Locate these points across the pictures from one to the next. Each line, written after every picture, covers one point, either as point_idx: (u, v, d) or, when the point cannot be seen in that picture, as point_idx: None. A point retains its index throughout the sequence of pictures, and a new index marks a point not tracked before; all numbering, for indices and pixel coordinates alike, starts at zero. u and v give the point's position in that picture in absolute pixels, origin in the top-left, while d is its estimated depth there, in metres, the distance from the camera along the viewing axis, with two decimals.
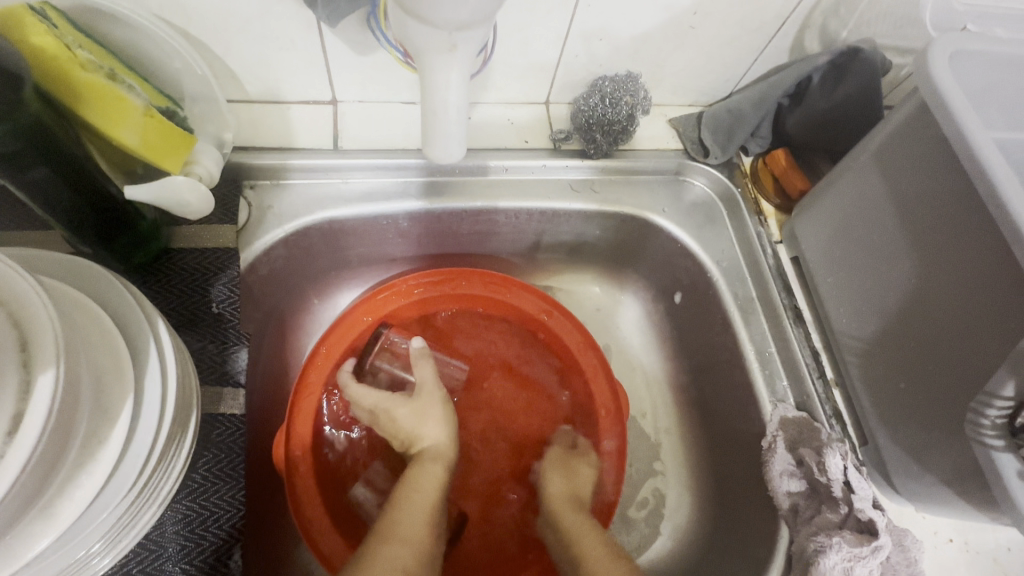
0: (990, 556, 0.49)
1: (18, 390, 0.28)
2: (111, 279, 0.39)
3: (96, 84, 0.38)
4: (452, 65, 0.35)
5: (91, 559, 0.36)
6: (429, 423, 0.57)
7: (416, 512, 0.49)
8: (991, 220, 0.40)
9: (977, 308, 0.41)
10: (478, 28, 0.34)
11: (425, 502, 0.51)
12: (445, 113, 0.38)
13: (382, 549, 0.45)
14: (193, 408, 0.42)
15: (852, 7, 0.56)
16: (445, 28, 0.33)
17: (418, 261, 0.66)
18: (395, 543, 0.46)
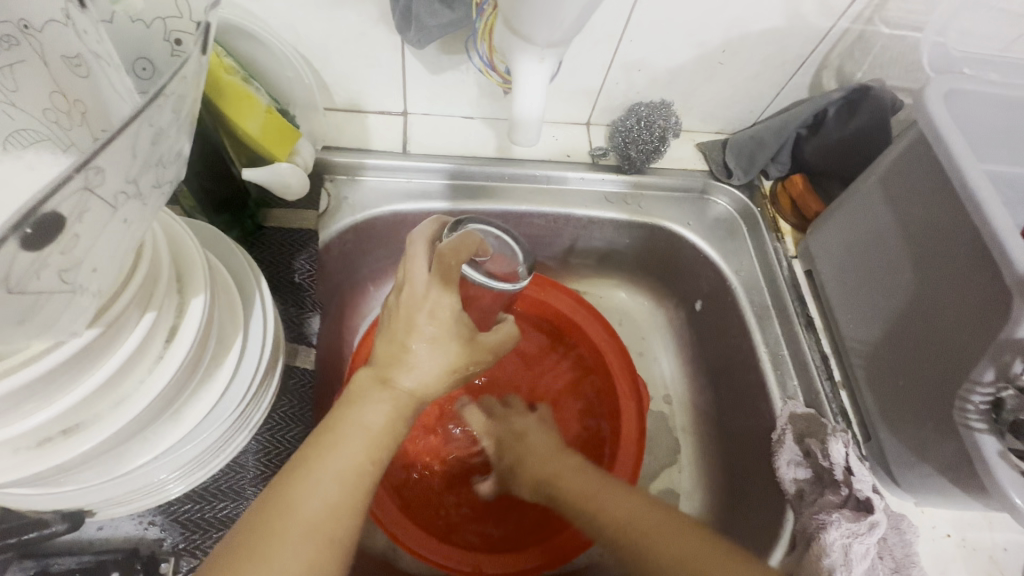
0: (987, 554, 0.53)
1: (177, 308, 0.36)
2: (228, 244, 0.48)
3: (235, 85, 0.47)
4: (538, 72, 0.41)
5: (169, 482, 0.42)
6: (434, 351, 0.42)
7: (330, 476, 0.37)
8: (968, 233, 0.45)
9: (960, 310, 0.45)
10: (564, 47, 0.39)
11: (343, 459, 0.37)
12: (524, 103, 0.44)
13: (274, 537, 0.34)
14: (279, 358, 0.50)
15: (866, 52, 0.63)
16: (539, 44, 0.38)
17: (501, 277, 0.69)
18: (291, 531, 0.34)
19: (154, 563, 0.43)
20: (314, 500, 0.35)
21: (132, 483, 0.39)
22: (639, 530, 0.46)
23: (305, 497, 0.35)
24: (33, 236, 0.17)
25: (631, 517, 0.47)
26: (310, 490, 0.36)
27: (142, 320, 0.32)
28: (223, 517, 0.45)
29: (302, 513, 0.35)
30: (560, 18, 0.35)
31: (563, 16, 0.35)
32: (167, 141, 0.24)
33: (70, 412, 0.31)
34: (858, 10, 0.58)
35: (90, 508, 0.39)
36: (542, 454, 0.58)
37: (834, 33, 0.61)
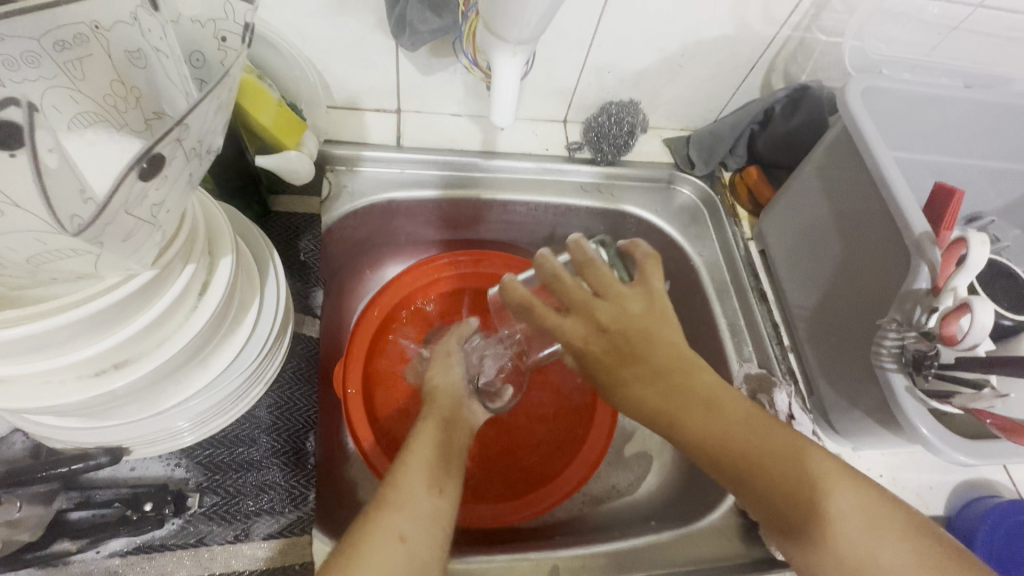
0: (915, 491, 0.60)
1: (208, 266, 0.42)
2: (245, 219, 0.54)
3: (251, 82, 0.53)
4: (512, 68, 0.46)
5: (193, 425, 0.48)
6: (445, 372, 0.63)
7: (417, 473, 0.48)
8: (880, 207, 0.53)
9: (874, 274, 0.54)
10: (532, 44, 0.45)
11: (423, 460, 0.49)
12: (503, 95, 0.48)
13: (381, 518, 0.44)
14: (289, 323, 0.56)
15: (807, 56, 0.72)
16: (512, 42, 0.43)
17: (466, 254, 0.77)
18: (394, 512, 0.44)
19: (182, 498, 0.48)
20: (411, 494, 0.46)
21: (165, 422, 0.45)
22: (727, 446, 0.44)
23: (401, 492, 0.46)
24: (146, 170, 0.23)
25: (730, 436, 0.45)
26: (407, 488, 0.46)
27: (183, 271, 0.38)
28: (240, 461, 0.51)
29: (407, 506, 0.45)
30: (528, 19, 0.41)
31: (528, 17, 0.41)
32: (219, 116, 0.31)
33: (125, 346, 0.37)
34: (796, 20, 0.67)
35: (127, 445, 0.45)
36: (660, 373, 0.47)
37: (778, 40, 0.69)
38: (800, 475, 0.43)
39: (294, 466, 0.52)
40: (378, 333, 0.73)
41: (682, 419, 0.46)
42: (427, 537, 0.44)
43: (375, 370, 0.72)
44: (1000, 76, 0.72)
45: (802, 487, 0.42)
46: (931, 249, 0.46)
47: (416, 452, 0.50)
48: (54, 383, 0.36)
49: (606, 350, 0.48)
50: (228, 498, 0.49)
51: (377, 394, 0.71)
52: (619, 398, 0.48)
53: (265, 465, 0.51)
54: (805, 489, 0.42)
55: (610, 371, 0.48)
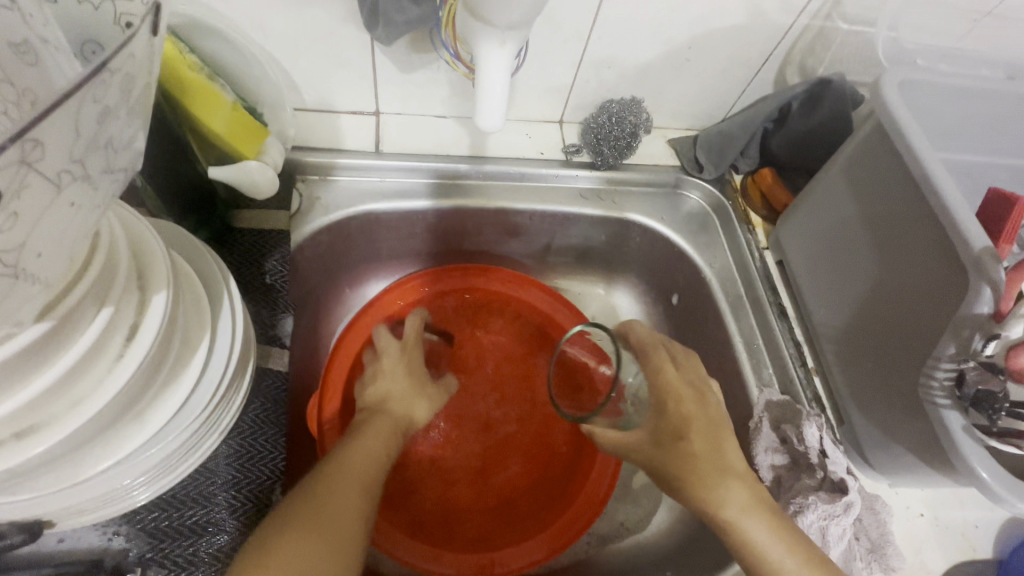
0: (960, 531, 0.54)
1: (137, 304, 0.35)
2: (195, 241, 0.47)
3: (201, 82, 0.46)
4: (501, 61, 0.39)
5: (132, 489, 0.40)
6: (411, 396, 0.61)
7: (347, 483, 0.45)
8: (928, 217, 0.46)
9: (919, 292, 0.47)
10: (524, 30, 0.38)
11: (355, 469, 0.47)
12: (492, 91, 0.41)
13: (294, 524, 0.39)
14: (249, 359, 0.49)
15: (827, 47, 0.65)
16: (499, 28, 0.36)
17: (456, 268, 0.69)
18: (316, 520, 0.40)
19: (120, 574, 0.41)
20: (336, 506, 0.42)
21: (93, 489, 0.38)
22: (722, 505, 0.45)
23: (327, 498, 0.43)
24: None
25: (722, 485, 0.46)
26: (332, 495, 0.43)
27: (98, 315, 0.31)
28: (192, 524, 0.44)
29: (323, 530, 0.40)
30: None
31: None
32: (118, 122, 0.24)
33: (22, 413, 0.29)
34: (816, 6, 0.60)
35: (48, 518, 0.37)
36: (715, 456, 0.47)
37: (795, 30, 0.63)
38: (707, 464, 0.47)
39: (256, 526, 0.45)
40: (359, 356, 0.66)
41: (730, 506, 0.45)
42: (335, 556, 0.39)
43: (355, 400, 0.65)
44: None
45: (700, 484, 0.46)
46: (994, 268, 0.39)
47: (349, 462, 0.48)
48: None
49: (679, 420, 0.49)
50: (177, 571, 0.42)
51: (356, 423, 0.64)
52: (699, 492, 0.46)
53: (222, 527, 0.44)
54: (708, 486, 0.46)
55: (699, 447, 0.47)
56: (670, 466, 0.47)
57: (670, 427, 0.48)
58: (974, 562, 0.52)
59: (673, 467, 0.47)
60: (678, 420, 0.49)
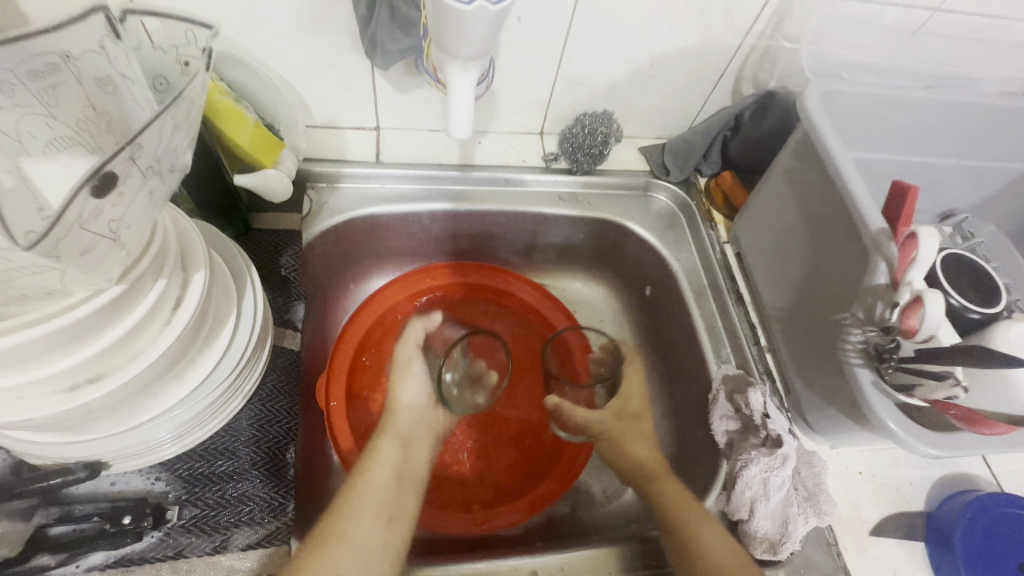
0: (895, 488, 0.60)
1: (182, 281, 0.43)
2: (222, 236, 0.56)
3: (228, 104, 0.55)
4: (466, 83, 0.47)
5: (172, 438, 0.48)
6: (408, 381, 0.64)
7: (365, 508, 0.51)
8: (841, 206, 0.54)
9: (838, 271, 0.55)
10: (483, 59, 0.46)
11: (376, 500, 0.53)
12: (459, 109, 0.49)
13: (326, 556, 0.47)
14: (267, 337, 0.57)
15: (774, 63, 0.74)
16: (461, 57, 0.45)
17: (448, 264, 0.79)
18: (341, 554, 0.48)
19: (161, 511, 0.49)
20: (358, 533, 0.49)
21: (142, 435, 0.46)
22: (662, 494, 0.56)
23: (347, 530, 0.50)
24: (98, 187, 0.25)
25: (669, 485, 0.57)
26: (353, 528, 0.50)
27: (155, 285, 0.39)
28: (220, 473, 0.52)
29: (344, 559, 0.47)
30: (470, 37, 0.42)
31: (472, 33, 0.42)
32: (179, 135, 0.32)
33: (97, 360, 0.38)
34: (760, 29, 0.69)
35: (107, 458, 0.46)
36: (643, 439, 0.61)
37: (743, 49, 0.71)
38: (652, 460, 0.59)
39: (274, 476, 0.53)
40: (364, 340, 0.74)
41: (663, 480, 0.57)
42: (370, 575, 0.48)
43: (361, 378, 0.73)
44: (964, 76, 0.74)
45: (650, 474, 0.59)
46: (887, 245, 0.47)
47: (367, 482, 0.54)
48: (28, 398, 0.37)
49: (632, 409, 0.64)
50: (207, 510, 0.50)
51: (362, 400, 0.72)
52: (640, 471, 0.59)
53: (245, 476, 0.52)
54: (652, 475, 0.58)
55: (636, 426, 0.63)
56: (617, 442, 0.62)
57: (627, 412, 0.64)
58: (906, 514, 0.59)
59: (621, 440, 0.62)
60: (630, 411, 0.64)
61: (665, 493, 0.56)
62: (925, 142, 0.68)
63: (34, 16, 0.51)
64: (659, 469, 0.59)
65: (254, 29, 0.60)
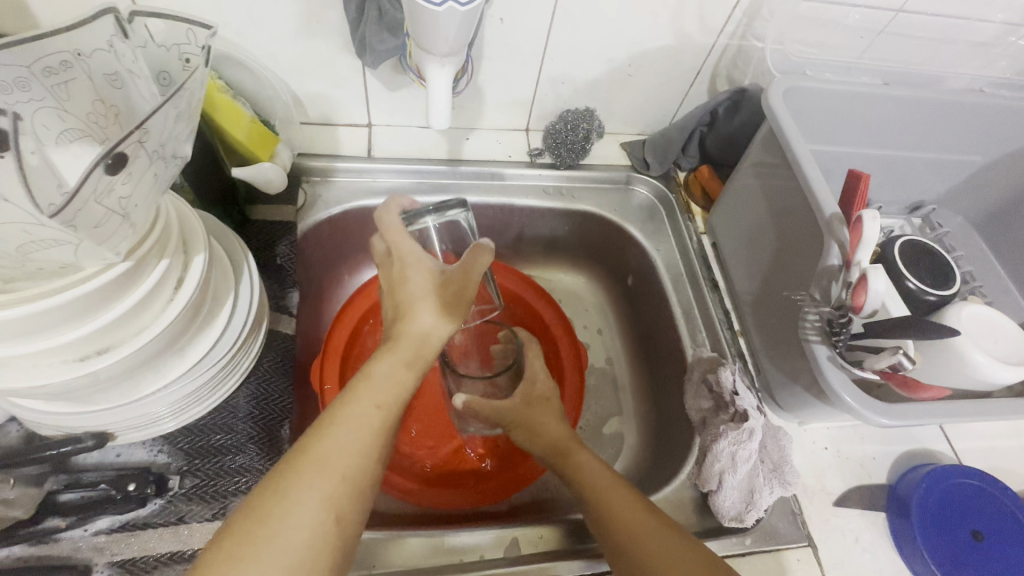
0: (859, 462, 0.63)
1: (183, 262, 0.47)
2: (220, 225, 0.59)
3: (226, 101, 0.58)
4: (442, 77, 0.51)
5: (173, 412, 0.52)
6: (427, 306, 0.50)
7: (345, 441, 0.41)
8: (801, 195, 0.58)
9: (801, 256, 0.58)
10: (459, 56, 0.50)
11: (370, 413, 0.43)
12: (436, 102, 0.52)
13: (303, 479, 0.39)
14: (263, 320, 0.60)
15: (747, 62, 0.77)
16: (439, 54, 0.49)
17: None
18: (316, 475, 0.39)
19: (163, 479, 0.52)
20: (336, 450, 0.40)
21: (147, 408, 0.49)
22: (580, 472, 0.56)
23: (326, 450, 0.40)
24: (111, 165, 0.28)
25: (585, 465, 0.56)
26: (334, 451, 0.40)
27: (158, 264, 0.43)
28: (218, 446, 0.55)
29: (325, 471, 0.39)
30: (444, 36, 0.46)
31: (446, 32, 0.46)
32: (181, 124, 0.36)
33: (104, 332, 0.41)
34: (732, 29, 0.73)
35: (111, 430, 0.50)
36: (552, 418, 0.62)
37: (716, 49, 0.75)
38: (562, 438, 0.60)
39: (269, 450, 0.56)
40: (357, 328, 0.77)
41: (576, 456, 0.58)
42: (358, 508, 0.40)
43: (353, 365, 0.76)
44: (928, 74, 0.77)
45: (564, 449, 0.59)
46: (839, 228, 0.50)
47: (359, 407, 0.43)
48: (41, 366, 0.40)
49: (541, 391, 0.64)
50: (205, 480, 0.53)
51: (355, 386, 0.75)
52: (554, 451, 0.59)
53: (241, 449, 0.55)
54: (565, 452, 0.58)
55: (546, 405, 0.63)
56: (527, 424, 0.61)
57: (535, 393, 0.64)
58: (869, 486, 0.62)
59: (534, 422, 0.61)
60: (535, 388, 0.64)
61: (583, 469, 0.56)
62: (889, 135, 0.72)
63: (44, 19, 0.55)
64: (574, 446, 0.59)
65: (250, 31, 0.63)
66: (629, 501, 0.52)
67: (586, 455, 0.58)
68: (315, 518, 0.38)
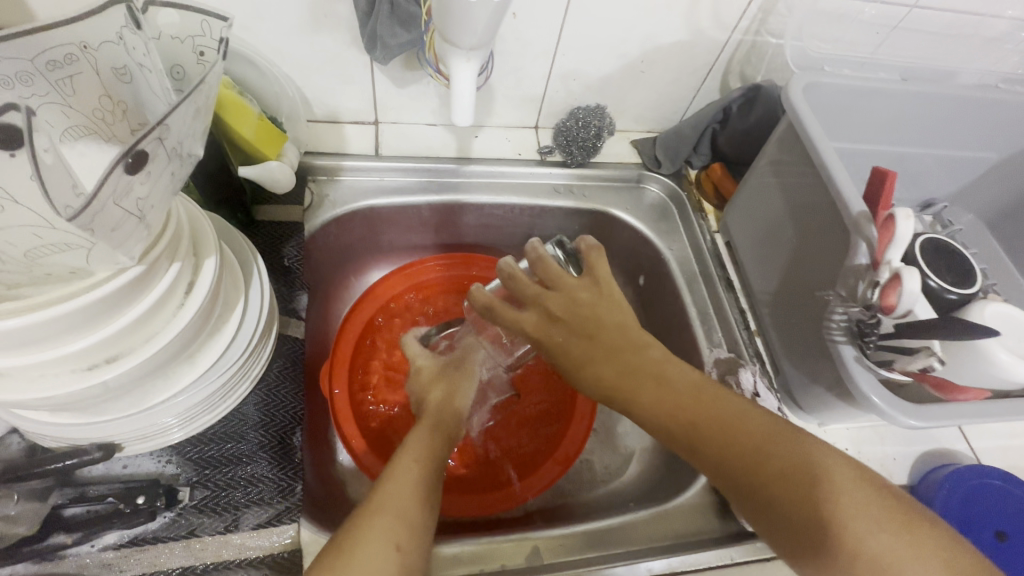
0: (880, 463, 0.63)
1: (193, 266, 0.45)
2: (229, 227, 0.57)
3: (232, 98, 0.56)
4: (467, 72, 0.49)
5: (185, 420, 0.50)
6: (444, 384, 0.58)
7: (398, 492, 0.45)
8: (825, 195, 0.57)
9: (824, 258, 0.57)
10: (484, 49, 0.48)
11: (414, 466, 0.48)
12: (462, 98, 0.51)
13: (369, 525, 0.42)
14: (273, 324, 0.59)
15: (760, 58, 0.76)
16: (464, 48, 0.47)
17: (448, 256, 0.81)
18: (378, 520, 0.43)
19: (173, 491, 0.50)
20: (392, 497, 0.45)
21: (156, 417, 0.47)
22: (672, 418, 0.48)
23: (383, 498, 0.45)
24: (132, 164, 0.27)
25: (656, 399, 0.49)
26: (392, 499, 0.45)
27: (170, 268, 0.41)
28: (229, 456, 0.53)
29: (384, 515, 0.43)
30: (473, 28, 0.44)
31: (475, 25, 0.44)
32: (198, 121, 0.34)
33: (114, 339, 0.39)
34: (746, 25, 0.71)
35: (118, 441, 0.48)
36: (594, 352, 0.51)
37: (730, 45, 0.74)
38: (613, 376, 0.50)
39: (282, 459, 0.55)
40: (364, 332, 0.75)
41: (634, 397, 0.49)
42: (421, 547, 0.43)
43: (360, 373, 0.74)
44: (940, 71, 0.77)
45: (618, 391, 0.50)
46: (867, 226, 0.50)
47: (401, 463, 0.48)
48: (48, 376, 0.38)
49: (564, 334, 0.52)
50: (216, 492, 0.51)
51: (361, 395, 0.73)
52: (605, 391, 0.51)
53: (253, 458, 0.53)
54: (620, 391, 0.50)
55: (573, 349, 0.52)
56: (567, 367, 0.52)
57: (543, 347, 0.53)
58: None
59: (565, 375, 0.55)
60: (547, 341, 0.53)
61: (649, 407, 0.49)
62: (905, 132, 0.71)
63: (42, 13, 0.53)
64: (628, 384, 0.50)
65: (256, 25, 0.61)
66: (719, 426, 0.47)
67: (645, 386, 0.49)
68: (380, 556, 0.41)
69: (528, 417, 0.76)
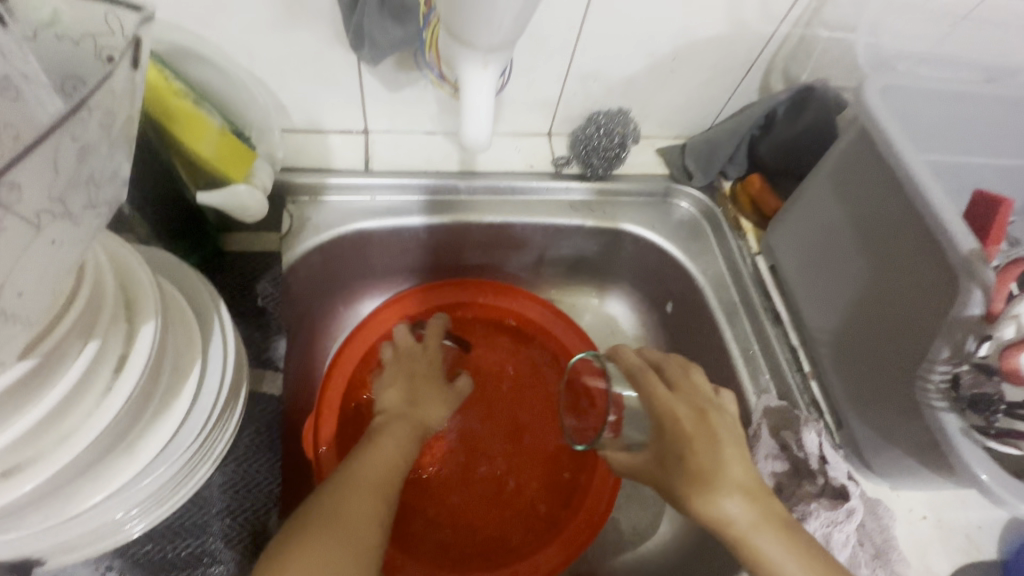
0: (964, 533, 0.53)
1: (125, 336, 0.34)
2: (186, 269, 0.47)
3: (185, 108, 0.46)
4: (484, 80, 0.39)
5: (130, 520, 0.39)
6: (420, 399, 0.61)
7: (361, 497, 0.46)
8: (915, 222, 0.46)
9: (907, 299, 0.47)
10: (507, 51, 0.38)
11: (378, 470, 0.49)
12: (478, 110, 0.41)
13: (318, 537, 0.41)
14: (242, 384, 0.48)
15: (809, 53, 0.66)
16: (482, 50, 0.37)
17: (452, 284, 0.70)
18: (333, 533, 0.42)
19: None
20: (357, 512, 0.45)
21: (86, 525, 0.37)
22: (700, 469, 0.44)
23: (353, 488, 0.47)
24: None
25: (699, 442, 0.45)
26: (354, 506, 0.45)
27: (84, 350, 0.30)
28: (187, 556, 0.43)
29: (342, 531, 0.43)
30: (498, 21, 0.34)
31: (499, 19, 0.34)
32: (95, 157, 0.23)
33: (6, 453, 0.29)
34: (797, 15, 0.61)
35: (37, 556, 0.37)
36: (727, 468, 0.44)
37: (775, 39, 0.64)
38: (736, 499, 0.43)
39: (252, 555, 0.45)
40: (355, 372, 0.66)
41: (714, 482, 0.43)
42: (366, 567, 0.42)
43: (351, 419, 0.65)
44: (1014, 67, 0.67)
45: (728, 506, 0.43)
46: (982, 268, 0.40)
47: (365, 467, 0.49)
48: None
49: (707, 438, 0.46)
50: None
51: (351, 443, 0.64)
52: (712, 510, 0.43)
53: (218, 558, 0.44)
54: (685, 446, 0.46)
55: (705, 462, 0.44)
56: (687, 483, 0.44)
57: (673, 449, 0.46)
58: (978, 564, 0.52)
59: (667, 491, 0.46)
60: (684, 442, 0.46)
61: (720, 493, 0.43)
62: None
63: None
64: (708, 457, 0.45)
65: (214, 18, 0.50)
66: (719, 456, 0.45)
67: (711, 448, 0.45)
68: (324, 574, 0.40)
69: (546, 470, 0.67)
